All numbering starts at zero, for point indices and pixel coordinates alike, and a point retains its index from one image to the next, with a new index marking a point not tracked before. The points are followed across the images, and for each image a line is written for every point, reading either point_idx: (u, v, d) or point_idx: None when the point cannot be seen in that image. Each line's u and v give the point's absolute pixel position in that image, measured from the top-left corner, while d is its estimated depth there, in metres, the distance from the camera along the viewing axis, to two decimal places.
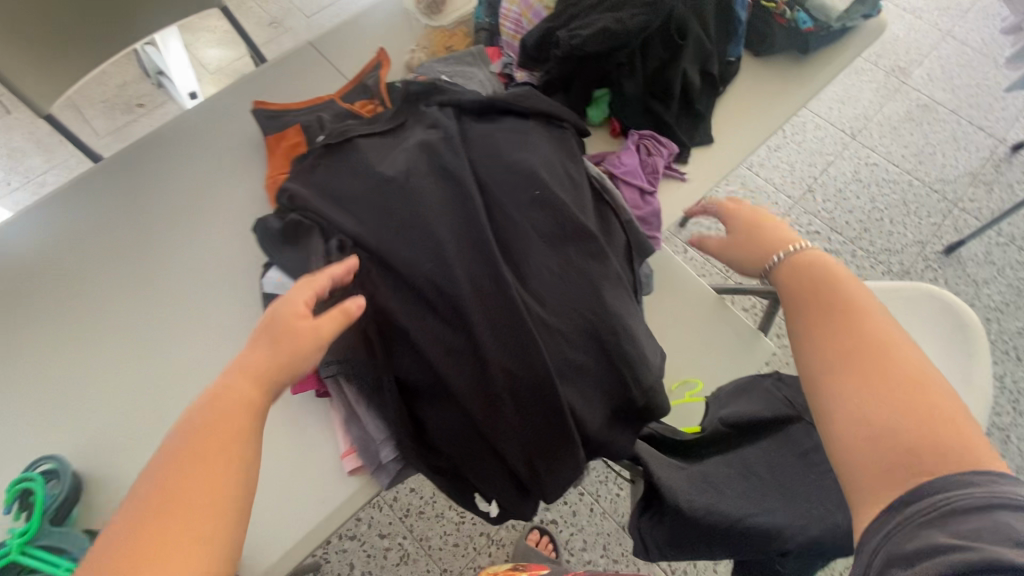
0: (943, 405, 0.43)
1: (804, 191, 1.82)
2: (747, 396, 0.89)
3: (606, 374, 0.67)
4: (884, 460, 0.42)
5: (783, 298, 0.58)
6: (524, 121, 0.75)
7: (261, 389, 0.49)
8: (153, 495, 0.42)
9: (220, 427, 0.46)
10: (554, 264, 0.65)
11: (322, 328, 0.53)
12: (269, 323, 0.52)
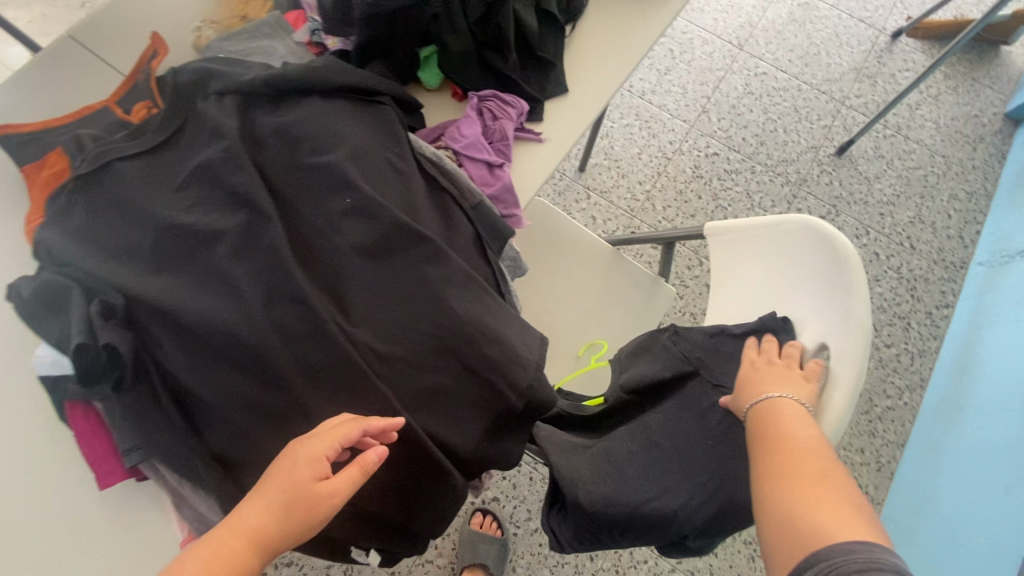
0: (845, 500, 0.46)
1: (699, 112, 1.76)
2: (645, 357, 0.80)
3: (467, 390, 0.58)
4: (788, 545, 0.46)
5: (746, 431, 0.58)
6: (326, 102, 0.62)
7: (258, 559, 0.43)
8: None
9: None
10: (380, 282, 0.55)
11: (339, 495, 0.45)
12: (284, 474, 0.45)
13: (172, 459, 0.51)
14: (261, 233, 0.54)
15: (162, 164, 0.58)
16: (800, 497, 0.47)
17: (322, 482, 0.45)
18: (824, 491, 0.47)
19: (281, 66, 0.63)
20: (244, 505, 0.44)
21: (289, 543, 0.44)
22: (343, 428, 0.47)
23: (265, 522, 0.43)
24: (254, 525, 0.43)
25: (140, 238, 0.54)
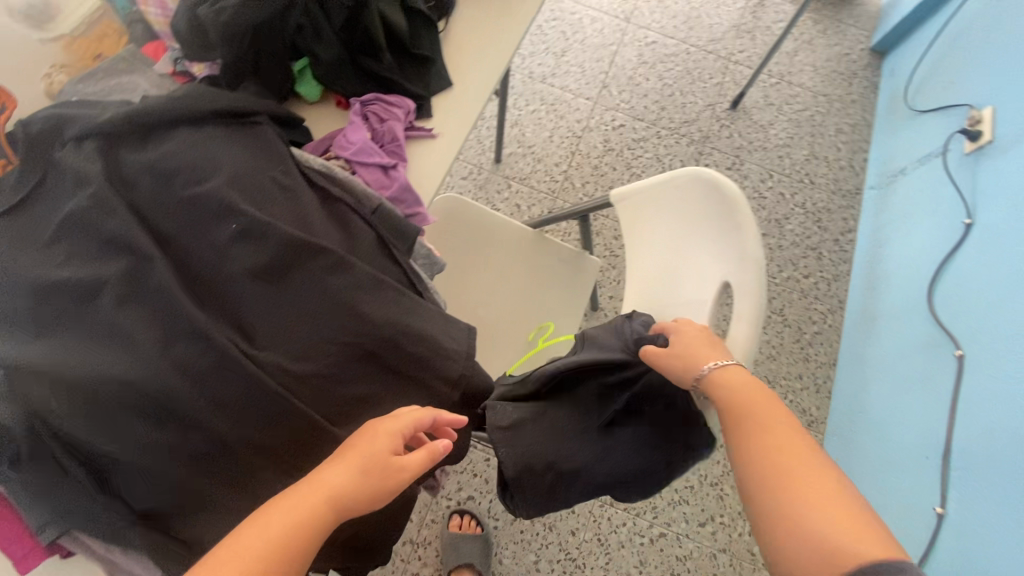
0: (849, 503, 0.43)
1: (600, 88, 1.82)
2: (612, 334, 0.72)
3: (395, 393, 0.58)
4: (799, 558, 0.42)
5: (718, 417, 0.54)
6: (195, 131, 0.60)
7: (327, 516, 0.43)
8: None
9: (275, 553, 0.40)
10: (284, 302, 0.54)
11: (408, 471, 0.46)
12: (365, 444, 0.46)
13: (91, 527, 0.48)
14: (147, 274, 0.51)
15: (29, 224, 0.55)
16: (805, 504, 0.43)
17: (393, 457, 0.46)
18: (827, 494, 0.44)
19: (141, 102, 0.60)
20: (327, 466, 0.45)
21: (361, 508, 0.44)
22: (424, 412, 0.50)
23: (343, 481, 0.44)
24: (334, 485, 0.44)
25: (12, 303, 0.51)
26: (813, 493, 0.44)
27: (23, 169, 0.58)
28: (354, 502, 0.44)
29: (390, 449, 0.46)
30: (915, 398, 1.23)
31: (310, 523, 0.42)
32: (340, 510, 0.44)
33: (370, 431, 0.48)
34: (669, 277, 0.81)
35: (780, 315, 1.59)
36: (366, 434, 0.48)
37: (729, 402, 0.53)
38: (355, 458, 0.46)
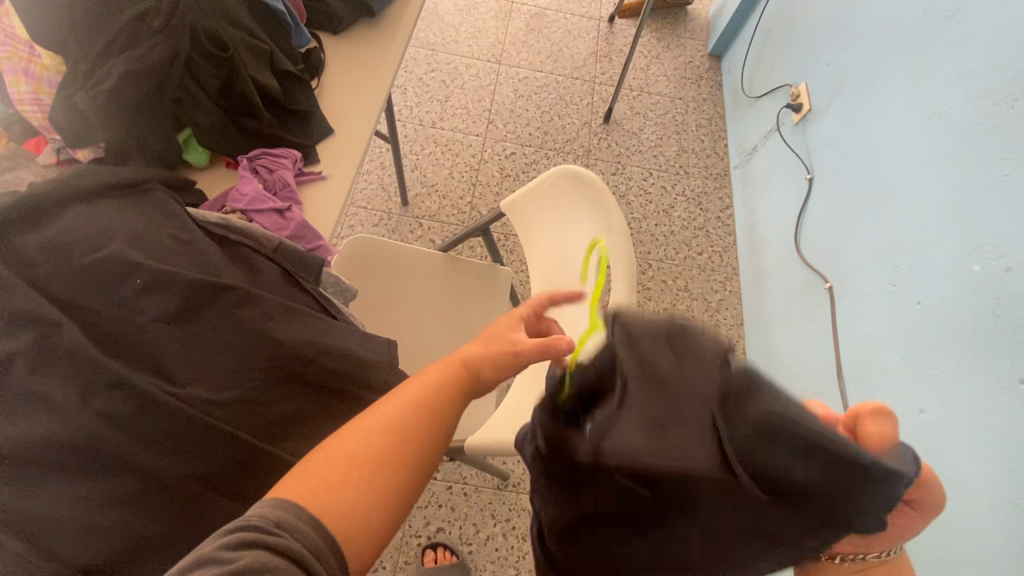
0: None
1: (486, 124, 1.98)
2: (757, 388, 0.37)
3: (323, 405, 0.63)
4: None
5: None
6: (85, 207, 0.64)
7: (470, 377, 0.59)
8: (353, 446, 0.49)
9: (434, 396, 0.55)
10: (199, 339, 0.58)
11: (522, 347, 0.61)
12: (492, 331, 0.64)
13: None
14: (55, 338, 0.54)
15: None
16: None
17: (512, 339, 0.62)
18: None
19: (27, 190, 0.63)
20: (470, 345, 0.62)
21: (494, 375, 0.60)
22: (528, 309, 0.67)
23: (480, 354, 0.60)
24: (471, 356, 0.60)
25: None
26: None
27: None
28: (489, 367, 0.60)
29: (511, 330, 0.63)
30: (809, 334, 1.40)
31: (456, 385, 0.57)
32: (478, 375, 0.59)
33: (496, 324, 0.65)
34: (561, 263, 0.91)
35: (687, 291, 1.75)
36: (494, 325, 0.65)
37: None
38: (490, 339, 0.62)
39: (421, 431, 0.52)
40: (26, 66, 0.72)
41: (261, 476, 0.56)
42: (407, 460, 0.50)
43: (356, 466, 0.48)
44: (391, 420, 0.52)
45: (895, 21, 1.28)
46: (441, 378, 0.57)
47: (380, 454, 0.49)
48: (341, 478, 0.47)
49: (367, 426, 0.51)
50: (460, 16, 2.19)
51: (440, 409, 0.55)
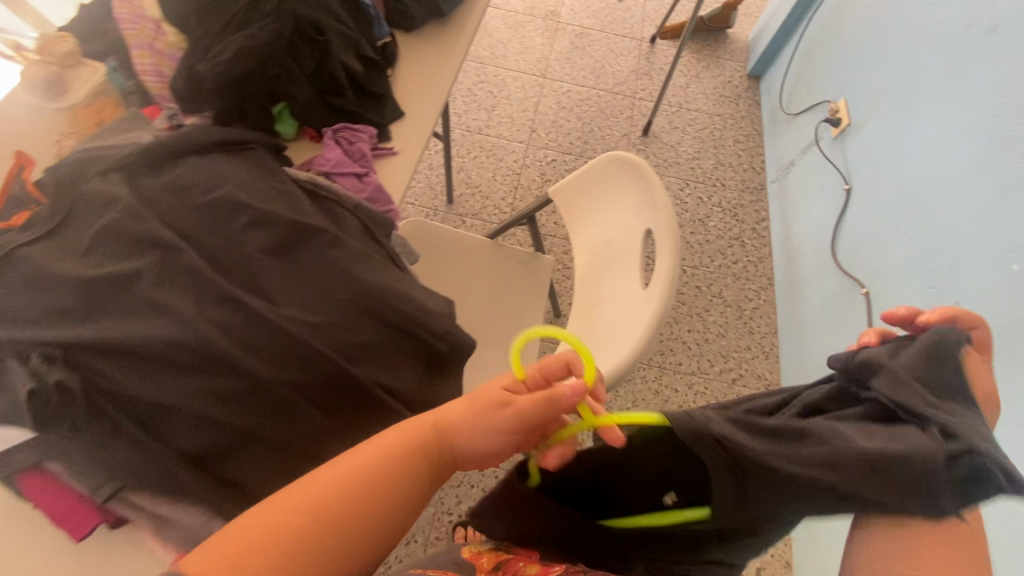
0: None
1: (529, 132, 2.07)
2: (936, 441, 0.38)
3: (396, 341, 0.69)
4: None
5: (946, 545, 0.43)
6: (201, 157, 0.73)
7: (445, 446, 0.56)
8: (281, 515, 0.46)
9: (399, 461, 0.52)
10: (294, 271, 0.66)
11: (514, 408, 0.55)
12: (483, 391, 0.59)
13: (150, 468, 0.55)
14: (177, 259, 0.63)
15: (68, 238, 0.66)
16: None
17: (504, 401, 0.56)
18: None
19: (154, 142, 0.73)
20: (454, 408, 0.58)
21: (476, 445, 0.56)
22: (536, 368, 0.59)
23: (460, 416, 0.57)
24: (452, 422, 0.57)
25: (64, 297, 0.60)
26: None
27: (60, 202, 0.70)
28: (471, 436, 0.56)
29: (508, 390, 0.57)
30: (845, 341, 1.40)
31: (424, 449, 0.54)
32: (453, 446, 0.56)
33: (493, 385, 0.59)
34: (605, 243, 0.96)
35: (721, 297, 1.78)
36: (489, 387, 0.59)
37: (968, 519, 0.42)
38: (480, 404, 0.57)
39: (373, 491, 0.49)
40: (152, 43, 0.84)
41: (340, 394, 0.62)
42: (348, 530, 0.47)
43: (278, 540, 0.44)
44: (337, 487, 0.48)
45: (932, 37, 1.32)
46: (401, 444, 0.53)
47: (312, 529, 0.45)
48: (263, 551, 0.43)
49: (301, 496, 0.47)
50: (508, 33, 2.32)
51: (399, 479, 0.51)
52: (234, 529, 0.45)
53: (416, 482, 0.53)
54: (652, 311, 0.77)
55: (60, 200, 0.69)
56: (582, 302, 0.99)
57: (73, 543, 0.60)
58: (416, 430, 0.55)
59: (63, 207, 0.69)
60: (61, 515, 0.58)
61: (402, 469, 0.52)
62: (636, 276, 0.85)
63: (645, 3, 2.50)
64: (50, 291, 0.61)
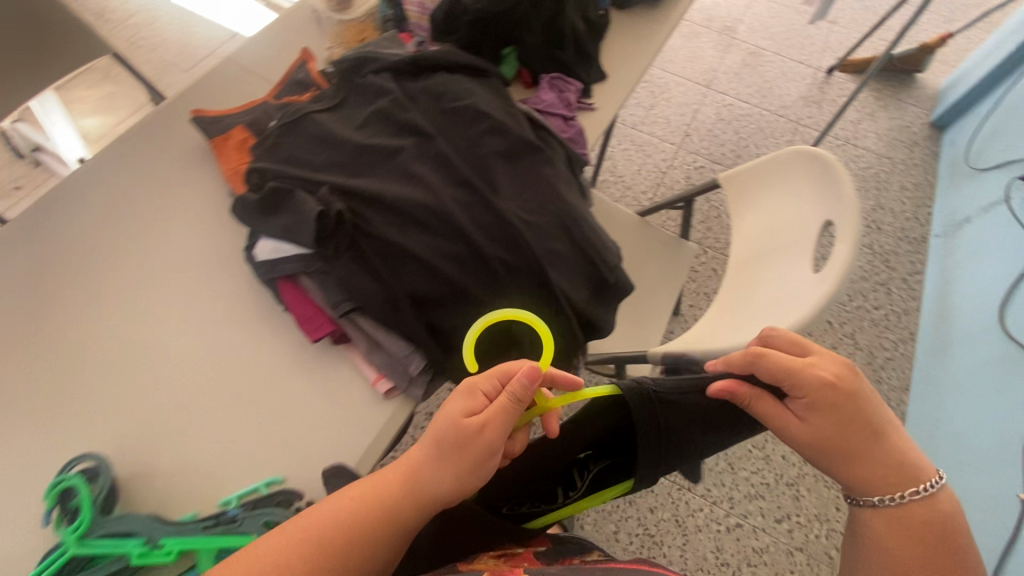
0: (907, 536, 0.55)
1: (682, 135, 2.10)
2: (875, 488, 0.56)
3: (580, 255, 0.78)
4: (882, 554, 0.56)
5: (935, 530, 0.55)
6: (451, 73, 0.87)
7: (416, 485, 0.55)
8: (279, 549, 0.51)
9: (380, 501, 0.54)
10: (516, 176, 0.77)
11: (485, 431, 0.54)
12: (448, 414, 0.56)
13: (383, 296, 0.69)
14: (428, 144, 0.76)
15: (345, 113, 0.83)
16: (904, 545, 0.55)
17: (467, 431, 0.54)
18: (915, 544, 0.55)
19: (417, 54, 0.89)
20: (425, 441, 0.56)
21: (450, 482, 0.54)
22: (477, 384, 0.57)
23: (431, 449, 0.55)
24: (423, 458, 0.55)
25: (341, 154, 0.77)
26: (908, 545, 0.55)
27: (341, 86, 0.87)
28: (441, 467, 0.54)
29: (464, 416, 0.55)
30: (995, 410, 1.29)
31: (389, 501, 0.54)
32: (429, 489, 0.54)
33: (450, 408, 0.56)
34: (771, 231, 0.99)
35: (851, 339, 1.69)
36: (445, 412, 0.56)
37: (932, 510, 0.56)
38: (443, 431, 0.55)
39: (356, 536, 0.52)
40: None
41: (534, 285, 0.72)
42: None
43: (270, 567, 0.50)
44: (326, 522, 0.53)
45: None
46: (358, 506, 0.54)
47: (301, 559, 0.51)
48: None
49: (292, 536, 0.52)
50: (681, 41, 2.35)
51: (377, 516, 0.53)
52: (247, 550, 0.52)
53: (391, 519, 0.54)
54: (816, 293, 0.80)
55: (342, 87, 0.87)
56: (734, 283, 1.03)
57: (303, 345, 0.76)
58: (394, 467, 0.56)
59: (345, 90, 0.86)
60: (302, 319, 0.73)
61: (379, 505, 0.54)
62: (804, 263, 0.88)
63: (830, 33, 2.42)
64: (330, 148, 0.78)
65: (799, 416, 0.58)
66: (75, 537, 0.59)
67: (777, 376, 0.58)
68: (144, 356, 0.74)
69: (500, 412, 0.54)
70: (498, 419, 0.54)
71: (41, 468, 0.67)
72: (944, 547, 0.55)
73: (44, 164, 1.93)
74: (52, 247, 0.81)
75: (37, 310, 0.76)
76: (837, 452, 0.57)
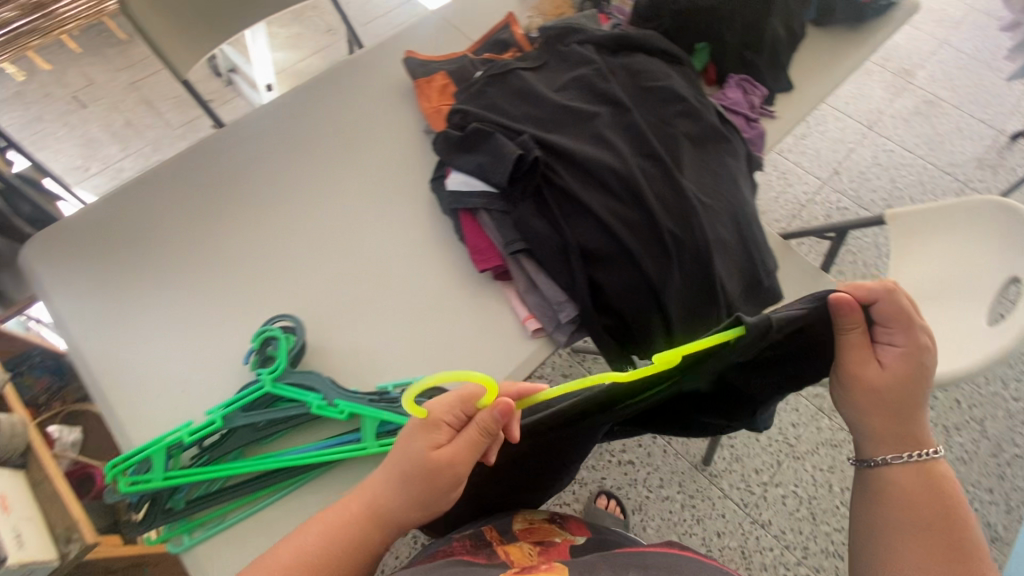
0: (922, 509, 0.56)
1: (831, 172, 2.00)
2: (884, 446, 0.58)
3: (740, 250, 0.80)
4: (896, 523, 0.56)
5: (948, 503, 0.56)
6: (650, 55, 0.91)
7: (379, 519, 0.55)
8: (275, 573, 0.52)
9: (349, 537, 0.55)
10: (700, 160, 0.80)
11: (455, 463, 0.52)
12: (405, 452, 0.54)
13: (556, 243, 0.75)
14: (622, 116, 0.81)
15: (546, 75, 0.89)
16: (917, 517, 0.56)
17: (435, 470, 0.53)
18: (929, 519, 0.55)
19: (620, 32, 0.93)
20: (382, 476, 0.56)
21: (417, 516, 0.55)
22: (441, 414, 0.53)
23: (392, 486, 0.55)
24: (382, 495, 0.55)
25: (538, 110, 0.83)
26: (915, 516, 0.56)
27: (545, 49, 0.93)
28: (407, 503, 0.55)
29: (433, 452, 0.53)
30: None
31: (359, 540, 0.55)
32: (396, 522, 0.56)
33: (414, 445, 0.54)
34: (943, 279, 0.94)
35: (979, 424, 1.54)
36: (409, 449, 0.54)
37: (946, 482, 0.57)
38: (407, 472, 0.54)
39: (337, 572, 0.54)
40: None
41: (698, 264, 0.74)
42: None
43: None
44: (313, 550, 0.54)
45: None
46: (324, 553, 0.54)
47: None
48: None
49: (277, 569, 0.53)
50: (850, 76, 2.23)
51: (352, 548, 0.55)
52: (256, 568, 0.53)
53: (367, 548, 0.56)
54: (995, 346, 0.76)
55: (545, 50, 0.93)
56: None
57: (466, 272, 0.83)
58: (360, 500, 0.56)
59: (548, 53, 0.92)
60: (475, 248, 0.81)
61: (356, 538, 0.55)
62: (980, 314, 0.85)
63: None
64: (529, 103, 0.84)
65: (878, 360, 0.57)
66: (269, 376, 0.70)
67: (894, 318, 0.56)
68: (333, 250, 0.85)
69: (463, 445, 0.52)
70: (468, 452, 0.53)
71: (243, 320, 0.79)
72: (959, 516, 0.56)
73: (236, 86, 2.20)
74: (275, 143, 0.95)
75: (258, 194, 0.90)
76: (882, 406, 0.57)
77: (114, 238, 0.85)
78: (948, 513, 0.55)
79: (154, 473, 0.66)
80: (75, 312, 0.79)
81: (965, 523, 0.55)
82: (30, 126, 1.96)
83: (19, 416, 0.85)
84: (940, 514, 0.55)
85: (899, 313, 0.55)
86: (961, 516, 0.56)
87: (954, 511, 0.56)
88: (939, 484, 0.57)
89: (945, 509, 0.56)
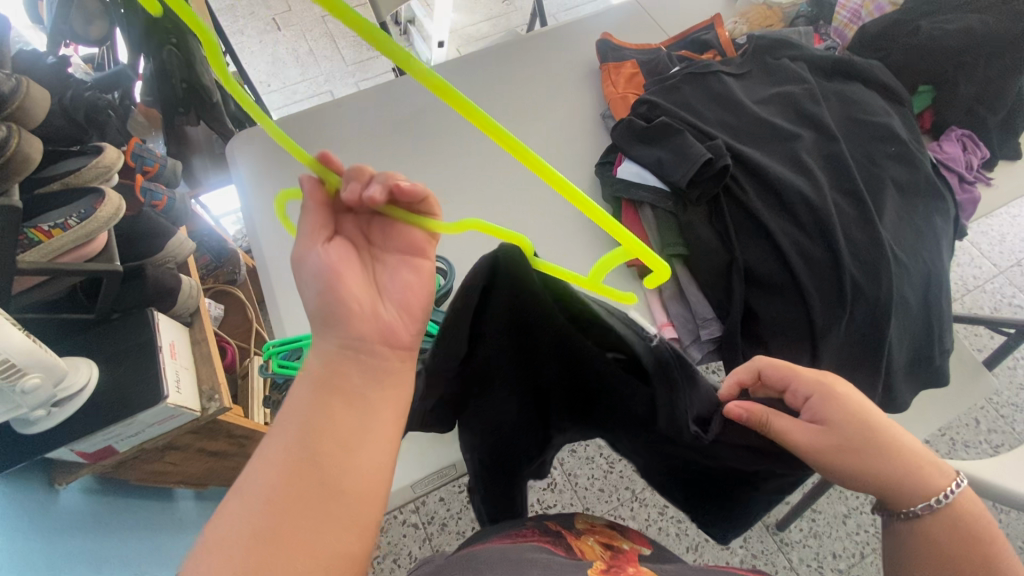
0: (948, 560, 0.47)
1: (1013, 263, 1.74)
2: (914, 497, 0.48)
3: (921, 318, 0.72)
4: None
5: (973, 546, 0.47)
6: (868, 87, 0.84)
7: (333, 366, 0.44)
8: (258, 493, 0.39)
9: (314, 416, 0.42)
10: (903, 211, 0.74)
11: (308, 233, 0.47)
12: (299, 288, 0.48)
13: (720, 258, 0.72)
14: (825, 147, 0.76)
15: (748, 84, 0.85)
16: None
17: (302, 262, 0.46)
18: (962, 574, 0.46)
19: (842, 57, 0.86)
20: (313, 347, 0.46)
21: (339, 308, 0.44)
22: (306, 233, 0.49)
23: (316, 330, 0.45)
24: (319, 357, 0.44)
25: (734, 121, 0.80)
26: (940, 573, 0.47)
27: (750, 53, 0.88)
28: (346, 304, 0.44)
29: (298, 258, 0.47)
30: None
31: (329, 399, 0.43)
32: (352, 347, 0.44)
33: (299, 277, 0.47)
34: None
35: None
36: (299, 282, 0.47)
37: (966, 517, 0.48)
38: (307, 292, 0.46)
39: (324, 447, 0.41)
40: (859, 9, 1.01)
41: (873, 320, 0.68)
42: (348, 512, 0.39)
43: (256, 506, 0.38)
44: (287, 451, 0.41)
45: None
46: (304, 426, 0.41)
47: (281, 486, 0.39)
48: (272, 515, 0.38)
49: (245, 501, 0.39)
50: None
51: (327, 415, 0.42)
52: (230, 510, 0.39)
53: (359, 399, 0.43)
54: None
55: (753, 59, 0.88)
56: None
57: (612, 264, 0.83)
58: (305, 379, 0.44)
59: (757, 60, 0.88)
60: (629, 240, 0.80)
61: (335, 394, 0.43)
62: None
63: None
64: (724, 111, 0.81)
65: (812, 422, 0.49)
66: None
67: (782, 377, 0.52)
68: (488, 207, 0.88)
69: (310, 219, 0.47)
70: (317, 227, 0.47)
71: None
72: (1004, 554, 0.47)
73: (409, 37, 2.33)
74: (459, 96, 0.99)
75: (432, 139, 0.95)
76: (861, 458, 0.48)
77: (305, 149, 0.94)
78: (987, 560, 0.46)
79: (303, 362, 0.74)
80: (260, 205, 0.89)
81: (1001, 561, 0.46)
82: (233, 37, 2.21)
83: (195, 281, 0.99)
84: (976, 566, 0.46)
85: (791, 376, 0.52)
86: (1000, 559, 0.46)
87: (986, 549, 0.47)
88: (960, 524, 0.48)
89: (969, 550, 0.47)
